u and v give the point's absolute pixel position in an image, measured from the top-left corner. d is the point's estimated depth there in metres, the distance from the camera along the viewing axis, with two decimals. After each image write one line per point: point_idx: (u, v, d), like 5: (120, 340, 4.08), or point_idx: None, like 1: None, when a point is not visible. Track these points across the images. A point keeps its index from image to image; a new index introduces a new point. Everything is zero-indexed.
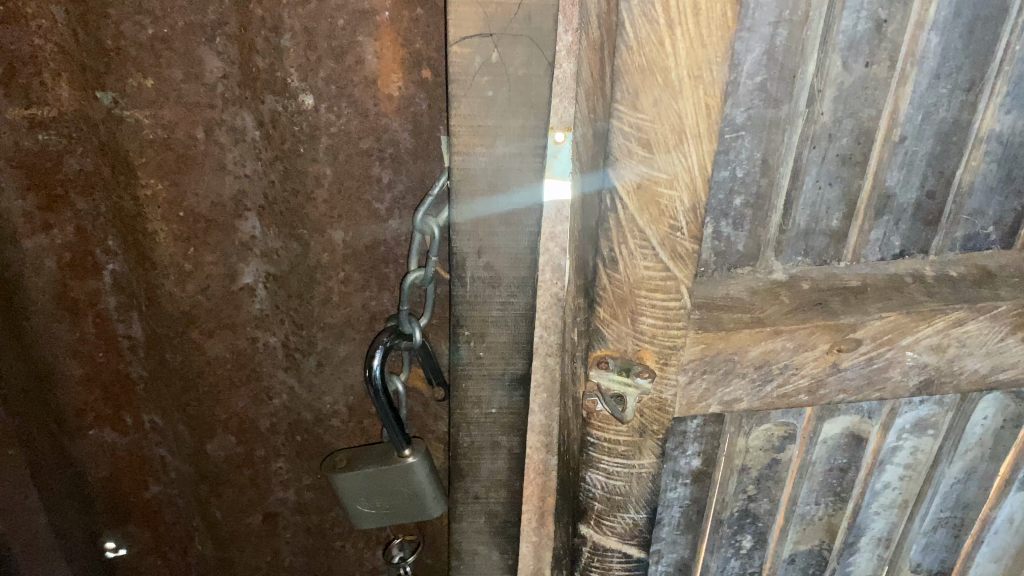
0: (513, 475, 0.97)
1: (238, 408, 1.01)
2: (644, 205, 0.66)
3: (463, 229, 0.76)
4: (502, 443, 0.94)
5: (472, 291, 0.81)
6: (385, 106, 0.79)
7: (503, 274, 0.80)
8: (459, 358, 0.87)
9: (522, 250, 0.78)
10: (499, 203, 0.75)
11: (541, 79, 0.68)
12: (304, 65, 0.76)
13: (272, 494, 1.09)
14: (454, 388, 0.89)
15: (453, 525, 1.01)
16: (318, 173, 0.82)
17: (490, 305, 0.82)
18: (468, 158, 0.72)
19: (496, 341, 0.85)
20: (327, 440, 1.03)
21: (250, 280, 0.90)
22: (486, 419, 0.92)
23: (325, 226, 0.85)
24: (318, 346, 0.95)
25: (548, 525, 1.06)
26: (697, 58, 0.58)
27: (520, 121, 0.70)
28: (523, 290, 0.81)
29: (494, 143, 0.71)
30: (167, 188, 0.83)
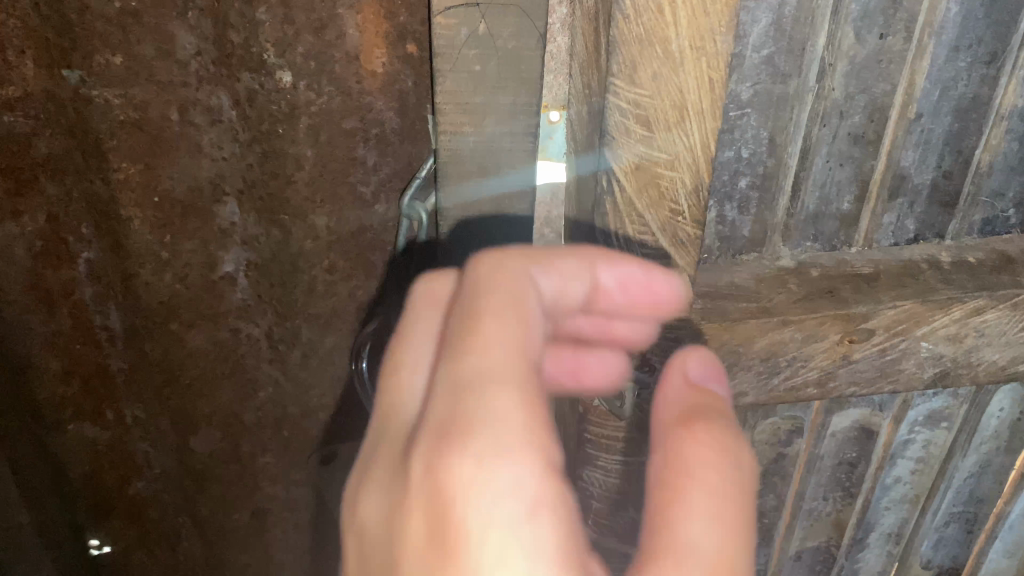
0: None
1: (222, 401, 0.97)
2: (643, 188, 0.61)
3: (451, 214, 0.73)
4: None
5: None
6: (368, 84, 0.74)
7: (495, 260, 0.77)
8: None
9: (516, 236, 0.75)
10: (490, 185, 0.72)
11: (533, 52, 0.63)
12: (281, 40, 0.71)
13: (260, 490, 1.05)
14: None
15: None
16: (299, 155, 0.78)
17: None
18: (455, 137, 0.69)
19: None
20: (314, 435, 1.00)
21: (231, 268, 0.86)
22: None
23: (308, 211, 0.81)
24: (303, 337, 0.91)
25: None
26: (699, 27, 0.53)
27: (511, 97, 0.66)
28: None
29: (483, 121, 0.67)
30: (141, 172, 0.80)
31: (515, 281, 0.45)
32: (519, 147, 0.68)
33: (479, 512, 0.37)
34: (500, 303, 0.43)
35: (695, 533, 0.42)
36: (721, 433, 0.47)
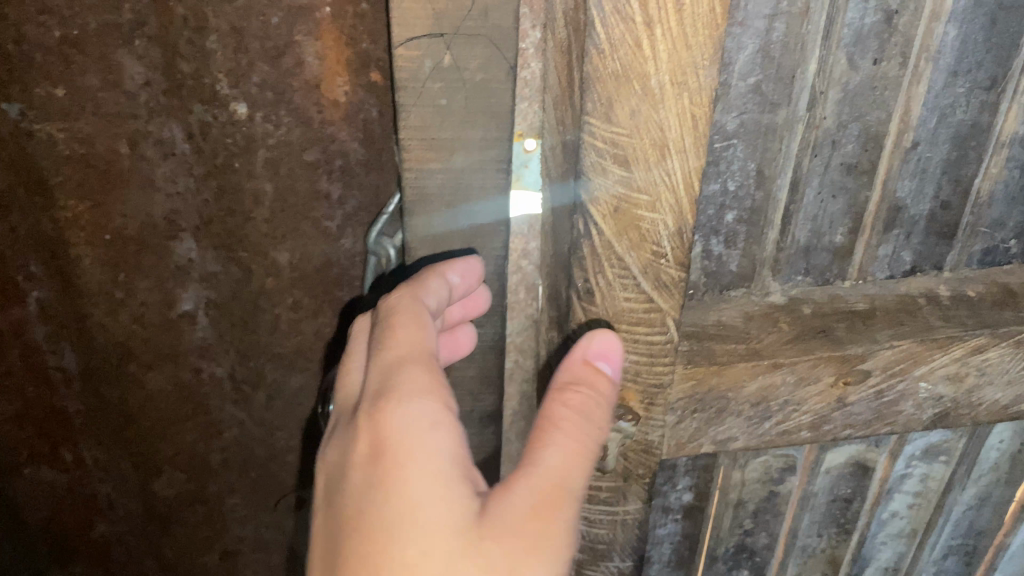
0: None
1: (186, 442, 0.92)
2: (623, 230, 0.57)
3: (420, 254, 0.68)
4: None
5: None
6: (330, 113, 0.70)
7: None
8: None
9: (490, 274, 0.72)
10: (458, 223, 0.67)
11: (502, 85, 0.59)
12: (234, 70, 0.67)
13: (229, 532, 1.00)
14: None
15: None
16: (257, 190, 0.73)
17: None
18: (421, 174, 0.63)
19: (463, 377, 0.81)
20: (282, 476, 0.95)
21: (190, 306, 0.81)
22: None
23: (268, 247, 0.76)
24: (267, 378, 0.86)
25: None
26: (680, 61, 0.49)
27: (479, 132, 0.62)
28: (491, 320, 0.77)
29: (451, 157, 0.63)
30: (89, 209, 0.74)
31: (418, 282, 0.63)
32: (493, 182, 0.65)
33: (396, 428, 0.52)
34: (405, 315, 0.60)
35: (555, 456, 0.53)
36: (586, 396, 0.56)
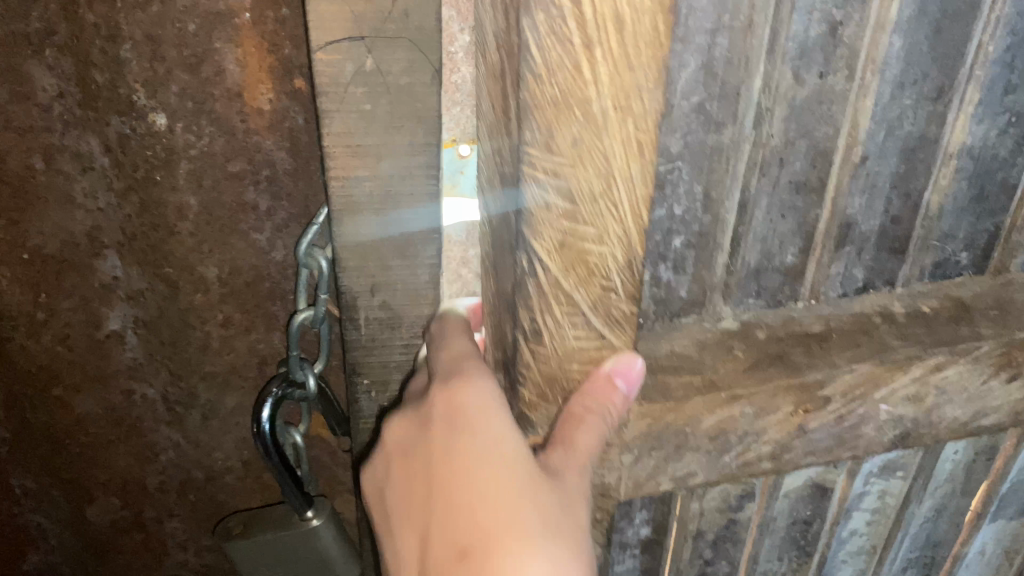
0: None
1: (120, 467, 0.88)
2: (570, 265, 0.50)
3: (351, 266, 0.65)
4: None
5: (368, 334, 0.70)
6: (254, 122, 0.66)
7: (403, 312, 0.68)
8: (359, 407, 0.76)
9: (423, 285, 0.66)
10: (399, 230, 0.63)
11: (428, 89, 0.56)
12: (151, 79, 0.63)
13: (169, 557, 0.96)
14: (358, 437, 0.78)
15: None
16: (181, 204, 0.69)
17: (391, 348, 0.71)
18: (348, 183, 0.60)
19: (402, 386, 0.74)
20: (223, 498, 0.91)
21: (117, 326, 0.77)
22: None
23: (195, 263, 0.73)
24: (201, 399, 0.83)
25: None
26: (623, 84, 0.43)
27: (405, 137, 0.58)
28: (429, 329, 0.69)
29: (378, 165, 0.59)
30: (6, 229, 0.70)
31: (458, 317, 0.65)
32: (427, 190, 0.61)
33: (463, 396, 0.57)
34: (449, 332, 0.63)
35: (586, 438, 0.55)
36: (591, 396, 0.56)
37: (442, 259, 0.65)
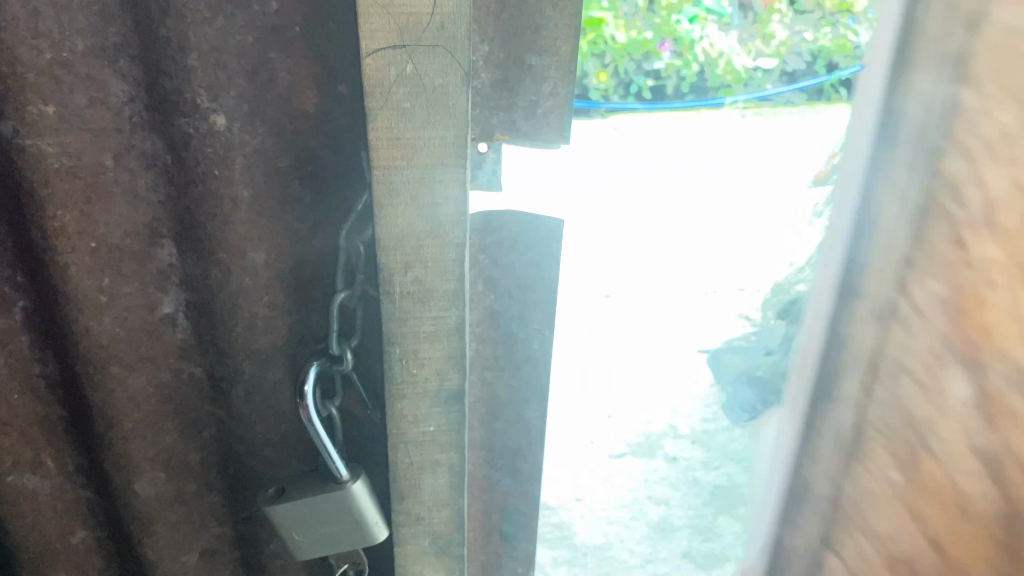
0: (456, 492, 0.89)
1: (167, 442, 0.96)
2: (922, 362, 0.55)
3: (389, 244, 0.72)
4: (442, 461, 0.86)
5: (401, 308, 0.76)
6: (301, 123, 0.77)
7: (432, 286, 0.75)
8: (392, 378, 0.80)
9: (450, 262, 0.74)
10: (435, 212, 0.71)
11: (459, 89, 0.65)
12: (213, 85, 0.73)
13: (208, 530, 1.04)
14: (388, 408, 0.82)
15: (397, 548, 0.93)
16: (234, 196, 0.79)
17: (422, 321, 0.77)
18: (389, 172, 0.69)
19: (430, 357, 0.79)
20: (262, 470, 0.99)
21: (170, 309, 0.87)
22: (424, 438, 0.85)
23: (244, 249, 0.82)
24: (244, 375, 0.91)
25: (494, 544, 1.08)
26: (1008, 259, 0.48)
27: (439, 132, 0.67)
28: (456, 303, 0.76)
29: (415, 155, 0.68)
30: (77, 218, 0.80)
31: None
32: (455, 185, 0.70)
33: None
34: None
35: None
36: None
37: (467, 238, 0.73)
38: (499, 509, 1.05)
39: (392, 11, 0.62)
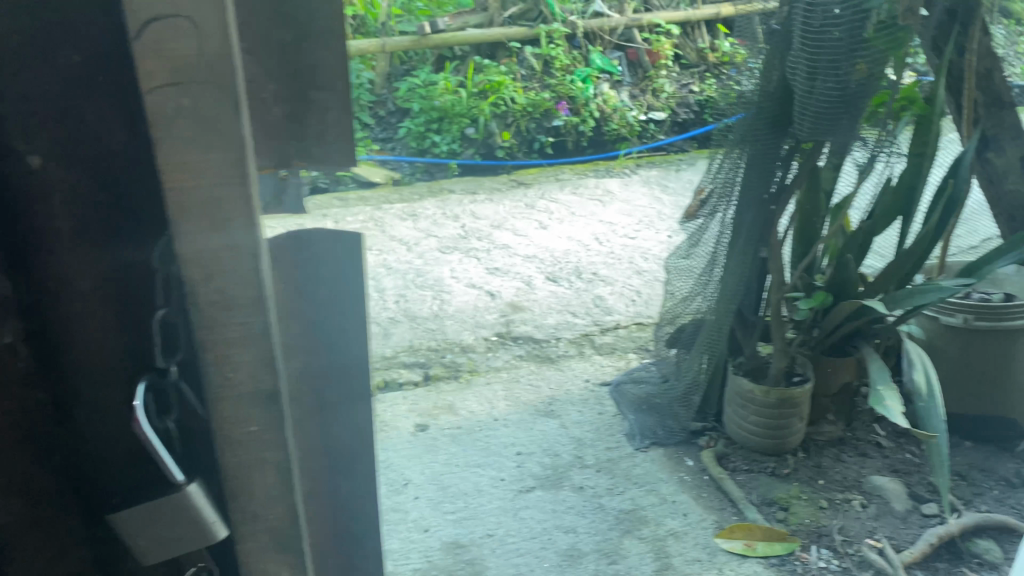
0: (286, 493, 0.98)
1: (15, 468, 1.03)
2: None
3: (186, 255, 0.83)
4: (269, 459, 0.95)
5: (208, 317, 0.86)
6: (110, 161, 0.90)
7: (234, 294, 0.85)
8: (210, 384, 0.90)
9: (248, 270, 0.85)
10: (233, 227, 0.82)
11: (229, 115, 0.78)
12: (26, 129, 0.88)
13: (69, 554, 1.10)
14: (211, 413, 0.91)
15: (239, 548, 1.01)
16: (54, 227, 0.92)
17: (229, 326, 0.87)
18: (176, 185, 0.80)
19: (241, 361, 0.89)
20: (107, 491, 1.05)
21: (8, 338, 0.96)
22: (247, 440, 0.94)
23: (69, 274, 0.94)
24: (83, 396, 1.00)
25: (345, 550, 1.18)
26: None
27: (215, 150, 0.79)
28: (256, 309, 0.87)
29: (198, 174, 0.80)
30: None
31: None
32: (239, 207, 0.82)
33: None
34: None
35: None
36: None
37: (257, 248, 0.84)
38: (348, 518, 1.15)
39: (161, 52, 0.75)
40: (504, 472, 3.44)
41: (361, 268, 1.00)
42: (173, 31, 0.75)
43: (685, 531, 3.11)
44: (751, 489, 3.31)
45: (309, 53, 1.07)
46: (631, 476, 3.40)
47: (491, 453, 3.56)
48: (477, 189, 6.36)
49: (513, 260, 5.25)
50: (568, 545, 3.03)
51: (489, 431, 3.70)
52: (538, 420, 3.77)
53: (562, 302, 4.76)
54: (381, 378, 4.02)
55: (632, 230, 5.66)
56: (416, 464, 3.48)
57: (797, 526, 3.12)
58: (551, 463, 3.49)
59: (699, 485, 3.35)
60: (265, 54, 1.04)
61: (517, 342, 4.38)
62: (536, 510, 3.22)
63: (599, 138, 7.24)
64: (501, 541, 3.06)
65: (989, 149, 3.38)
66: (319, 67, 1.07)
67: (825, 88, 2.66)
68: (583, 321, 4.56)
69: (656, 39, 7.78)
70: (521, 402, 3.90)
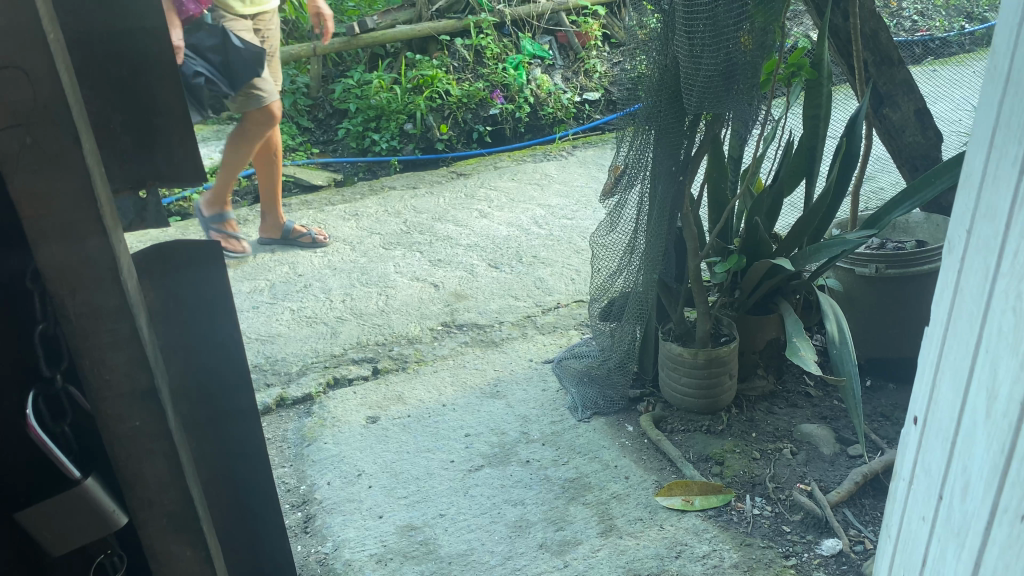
0: (175, 475, 1.39)
1: None
2: None
3: (52, 275, 1.23)
4: (156, 447, 1.36)
5: (80, 324, 1.26)
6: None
7: (100, 304, 1.26)
8: (93, 382, 1.30)
9: (110, 283, 1.26)
10: (96, 239, 1.24)
11: (70, 150, 1.19)
12: None
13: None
14: (100, 409, 1.32)
15: (141, 529, 1.41)
16: None
17: (101, 334, 1.28)
18: (33, 211, 1.21)
19: (114, 360, 1.29)
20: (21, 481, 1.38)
21: None
22: (133, 430, 1.34)
23: None
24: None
25: (243, 512, 1.65)
26: None
27: (64, 178, 1.20)
28: (121, 316, 1.28)
29: (45, 193, 1.20)
30: None
31: None
32: (84, 215, 1.22)
33: None
34: None
35: None
36: None
37: (112, 264, 1.25)
38: (248, 491, 1.64)
39: (13, 115, 1.16)
40: (454, 454, 3.54)
41: (220, 274, 1.46)
42: (9, 82, 1.15)
43: (626, 493, 3.26)
44: (688, 447, 3.48)
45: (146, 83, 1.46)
46: (575, 446, 3.54)
47: (441, 437, 3.66)
48: (418, 184, 6.45)
49: (456, 250, 5.38)
50: (517, 517, 3.16)
51: (438, 416, 3.81)
52: (484, 401, 3.89)
53: (504, 286, 4.89)
54: (331, 376, 4.10)
55: (570, 211, 5.82)
56: (368, 454, 3.58)
57: (732, 479, 3.28)
58: (497, 441, 3.60)
59: (640, 448, 3.52)
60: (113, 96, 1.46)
61: (462, 329, 4.49)
62: (485, 488, 3.33)
63: (535, 122, 7.30)
64: (453, 520, 3.17)
65: (885, 105, 3.57)
66: (158, 97, 1.47)
67: (711, 62, 2.86)
68: (525, 303, 4.69)
69: (584, 21, 7.93)
70: (468, 386, 4.01)
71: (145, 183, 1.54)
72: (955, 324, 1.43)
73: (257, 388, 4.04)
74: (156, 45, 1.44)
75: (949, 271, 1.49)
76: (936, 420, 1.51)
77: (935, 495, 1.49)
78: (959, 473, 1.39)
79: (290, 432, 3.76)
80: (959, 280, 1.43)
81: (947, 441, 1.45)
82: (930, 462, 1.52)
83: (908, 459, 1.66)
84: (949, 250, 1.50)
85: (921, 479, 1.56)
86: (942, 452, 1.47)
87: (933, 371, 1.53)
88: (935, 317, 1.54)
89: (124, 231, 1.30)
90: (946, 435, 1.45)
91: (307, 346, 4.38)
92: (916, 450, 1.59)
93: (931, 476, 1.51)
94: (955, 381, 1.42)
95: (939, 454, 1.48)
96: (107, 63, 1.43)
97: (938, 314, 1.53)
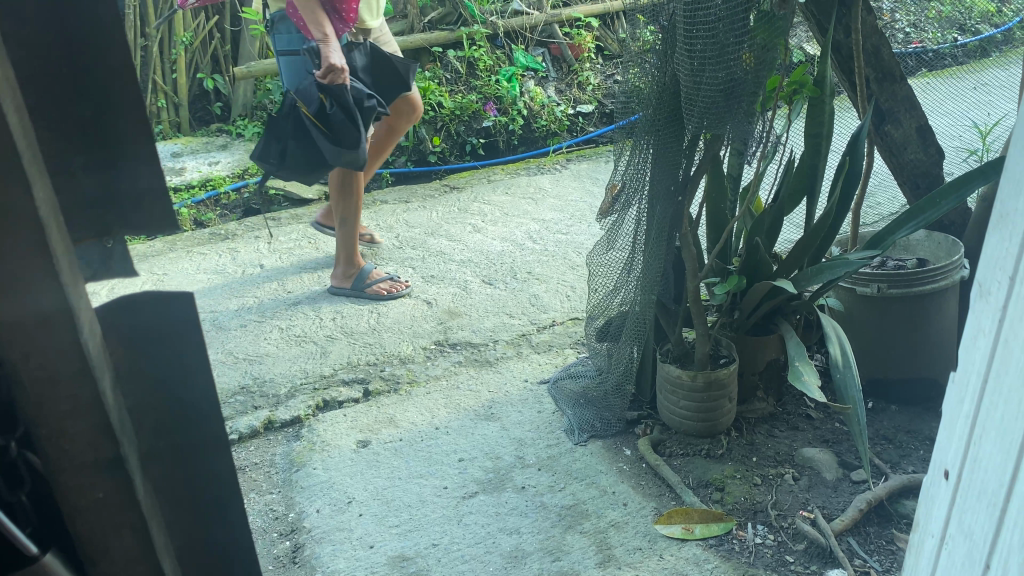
0: (144, 550, 1.23)
1: None
2: None
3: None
4: (123, 522, 1.20)
5: (31, 388, 1.10)
6: None
7: (57, 368, 1.10)
8: (48, 453, 1.13)
9: (69, 345, 1.09)
10: (51, 298, 1.07)
11: (20, 198, 1.02)
12: None
13: None
14: (57, 483, 1.15)
15: None
16: None
17: (58, 403, 1.11)
18: None
19: (75, 430, 1.13)
20: None
21: None
22: (95, 504, 1.18)
23: None
24: None
25: None
26: None
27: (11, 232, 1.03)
28: (82, 380, 1.11)
29: None
30: None
31: None
32: (36, 266, 1.05)
33: None
34: None
35: None
36: None
37: (73, 328, 1.09)
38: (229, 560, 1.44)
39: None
40: (447, 480, 3.44)
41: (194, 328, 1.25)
42: None
43: (625, 520, 3.16)
44: (688, 472, 3.39)
45: (100, 107, 1.20)
46: (572, 471, 3.45)
47: (434, 462, 3.56)
48: (411, 198, 6.36)
49: (449, 265, 5.29)
50: (512, 546, 3.06)
51: (430, 440, 3.71)
52: (478, 424, 3.79)
53: (498, 304, 4.81)
54: (320, 399, 4.00)
55: (564, 225, 5.74)
56: (358, 480, 3.48)
57: (733, 506, 3.19)
58: (492, 466, 3.51)
59: (638, 473, 3.43)
60: (66, 129, 1.19)
61: (455, 348, 4.40)
62: (479, 516, 3.23)
63: (529, 135, 7.25)
64: (446, 549, 3.07)
65: (887, 122, 3.50)
66: (122, 131, 1.22)
67: (711, 78, 2.80)
68: (520, 322, 4.61)
69: (577, 33, 7.87)
70: (461, 408, 3.92)
71: (111, 230, 1.27)
72: (998, 380, 1.35)
73: (244, 410, 3.94)
74: (111, 61, 1.17)
75: (984, 318, 1.40)
76: (975, 481, 1.43)
77: (978, 563, 1.41)
78: (1012, 547, 1.31)
79: (278, 457, 3.66)
80: (1003, 336, 1.34)
81: (991, 506, 1.37)
82: (971, 524, 1.44)
83: (936, 513, 1.58)
84: (981, 293, 1.42)
85: (958, 539, 1.48)
86: (985, 517, 1.39)
87: (968, 424, 1.45)
88: (966, 365, 1.46)
89: (82, 285, 1.12)
90: (992, 499, 1.37)
91: (296, 366, 4.28)
92: (949, 507, 1.51)
93: (972, 539, 1.43)
94: (1004, 445, 1.33)
95: (981, 518, 1.40)
96: (69, 77, 1.17)
97: (972, 362, 1.45)
